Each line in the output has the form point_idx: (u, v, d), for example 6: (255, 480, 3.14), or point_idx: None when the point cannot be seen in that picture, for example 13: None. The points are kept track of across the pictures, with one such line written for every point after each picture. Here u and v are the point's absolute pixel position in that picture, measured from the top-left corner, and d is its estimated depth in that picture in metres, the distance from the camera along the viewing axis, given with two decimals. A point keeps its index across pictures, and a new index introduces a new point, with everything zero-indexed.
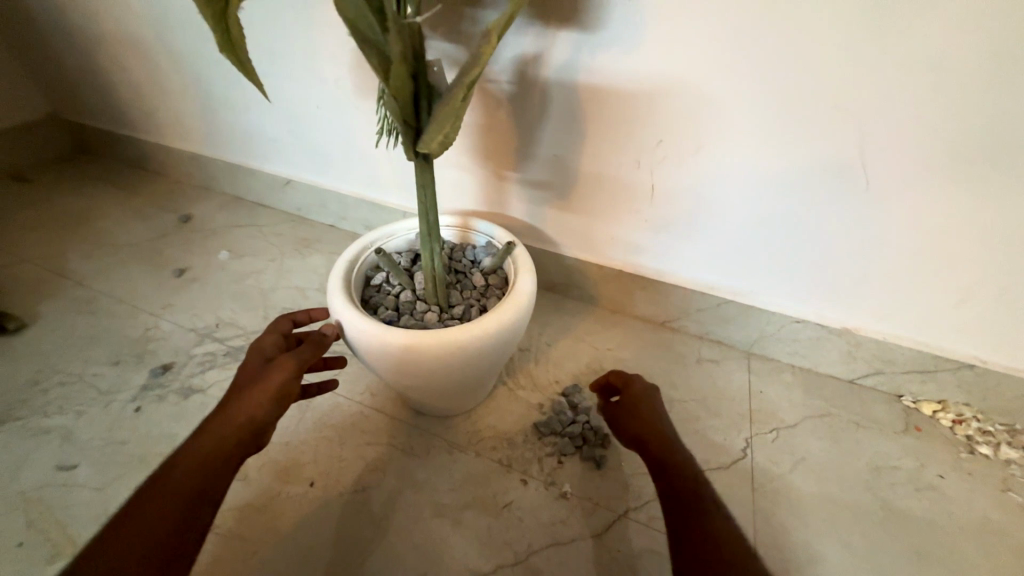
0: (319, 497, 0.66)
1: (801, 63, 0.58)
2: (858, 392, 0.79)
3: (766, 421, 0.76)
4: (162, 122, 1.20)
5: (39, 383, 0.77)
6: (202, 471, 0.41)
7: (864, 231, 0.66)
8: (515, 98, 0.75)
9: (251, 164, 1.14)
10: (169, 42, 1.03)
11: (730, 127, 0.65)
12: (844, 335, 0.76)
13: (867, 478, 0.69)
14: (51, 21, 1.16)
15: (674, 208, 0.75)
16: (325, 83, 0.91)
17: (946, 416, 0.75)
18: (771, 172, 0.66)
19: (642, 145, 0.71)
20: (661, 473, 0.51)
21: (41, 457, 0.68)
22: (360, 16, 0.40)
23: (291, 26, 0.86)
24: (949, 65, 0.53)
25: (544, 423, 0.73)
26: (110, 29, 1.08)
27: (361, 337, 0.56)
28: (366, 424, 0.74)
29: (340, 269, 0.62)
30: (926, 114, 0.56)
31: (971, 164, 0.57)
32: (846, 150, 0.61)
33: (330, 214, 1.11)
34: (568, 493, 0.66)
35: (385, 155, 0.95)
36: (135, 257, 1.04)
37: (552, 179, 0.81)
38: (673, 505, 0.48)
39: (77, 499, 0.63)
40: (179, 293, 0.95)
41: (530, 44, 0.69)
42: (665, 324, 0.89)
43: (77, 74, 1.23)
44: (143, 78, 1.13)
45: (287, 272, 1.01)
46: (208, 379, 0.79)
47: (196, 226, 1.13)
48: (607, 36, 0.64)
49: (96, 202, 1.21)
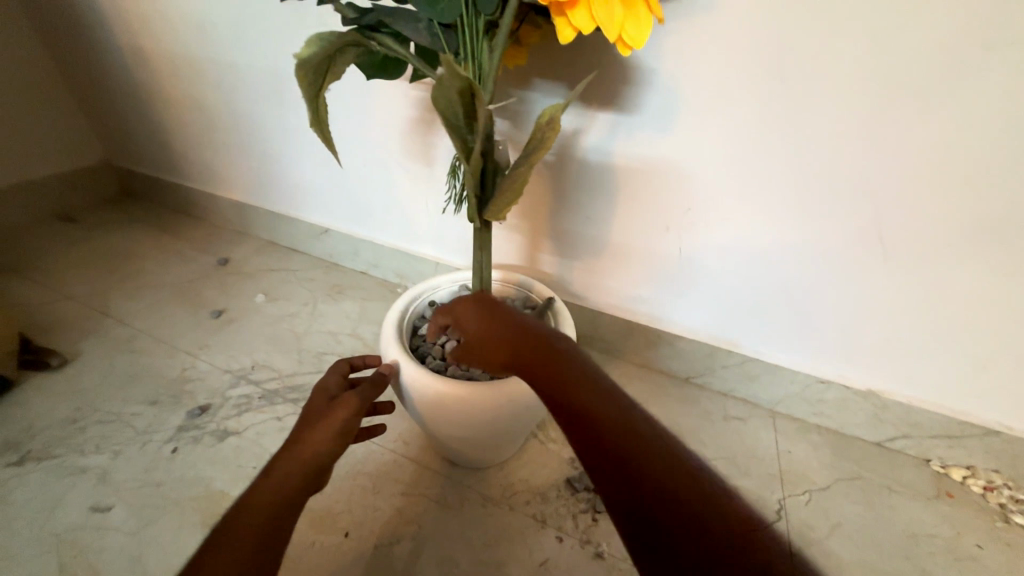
0: (353, 548, 0.65)
1: (821, 148, 0.64)
2: (886, 455, 0.80)
3: (797, 482, 0.76)
4: (210, 172, 1.28)
5: (78, 422, 0.79)
6: (272, 507, 0.43)
7: (884, 297, 0.70)
8: (554, 167, 0.82)
9: (291, 213, 1.21)
10: (229, 103, 1.12)
11: (755, 199, 0.71)
12: (869, 397, 0.78)
13: (905, 545, 0.69)
14: (119, 81, 1.26)
15: (699, 270, 0.80)
16: (374, 145, 0.99)
17: (977, 483, 0.75)
18: (794, 240, 0.71)
19: (671, 212, 0.77)
20: (573, 423, 0.44)
21: (76, 498, 0.68)
22: (451, 109, 0.45)
23: (349, 96, 0.96)
24: (955, 156, 0.59)
25: (577, 478, 0.73)
26: (174, 89, 1.18)
27: (414, 386, 0.59)
28: (400, 473, 0.74)
29: (392, 319, 0.65)
30: (937, 195, 0.62)
31: (983, 242, 0.62)
32: (863, 225, 0.67)
33: (363, 261, 1.16)
34: (603, 552, 0.65)
35: (423, 210, 1.01)
36: (175, 298, 1.08)
37: (584, 239, 0.86)
38: (607, 458, 0.41)
39: (111, 543, 0.63)
40: (215, 334, 0.98)
41: (572, 122, 0.77)
42: (690, 380, 0.91)
43: (136, 126, 1.33)
44: (199, 133, 1.22)
45: (321, 316, 1.04)
46: (243, 422, 0.80)
47: (233, 269, 1.18)
48: (641, 118, 0.72)
49: (138, 243, 1.27)
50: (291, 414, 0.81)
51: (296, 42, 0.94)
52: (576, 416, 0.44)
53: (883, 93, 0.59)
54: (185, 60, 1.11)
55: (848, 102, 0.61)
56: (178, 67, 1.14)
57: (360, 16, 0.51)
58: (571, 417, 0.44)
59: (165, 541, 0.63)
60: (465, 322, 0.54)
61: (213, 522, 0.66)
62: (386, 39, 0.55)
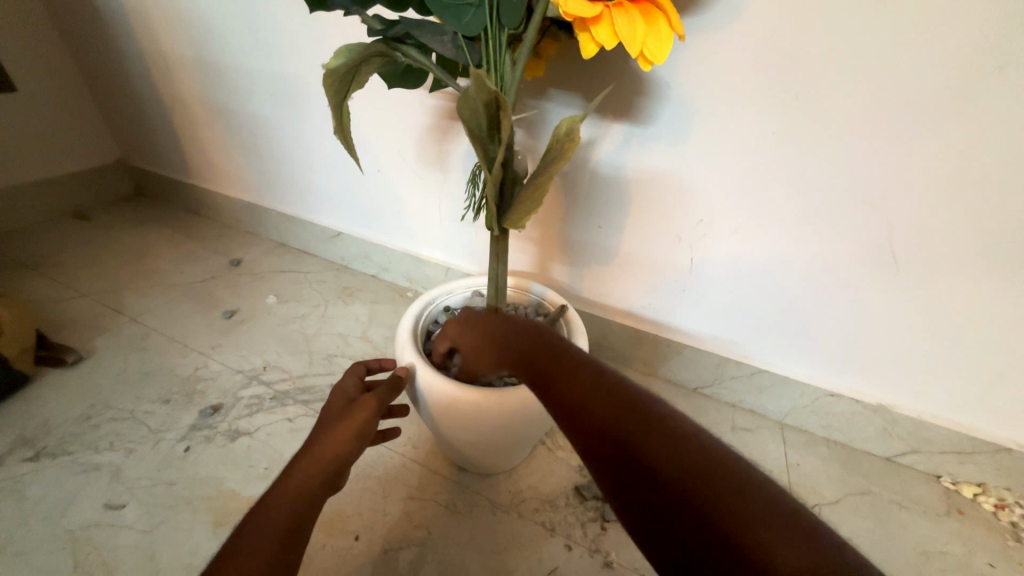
0: (363, 552, 0.65)
1: (835, 162, 0.65)
2: (896, 470, 0.80)
3: (806, 495, 0.76)
4: (224, 173, 1.29)
5: (92, 419, 0.80)
6: (295, 507, 0.44)
7: (894, 312, 0.70)
8: (568, 176, 0.83)
9: (303, 215, 1.22)
10: (244, 106, 1.13)
11: (767, 212, 0.72)
12: (879, 411, 0.78)
13: (916, 562, 0.68)
14: (137, 82, 1.28)
15: (710, 281, 0.81)
16: (387, 150, 1.00)
17: (987, 500, 0.75)
18: (806, 252, 0.72)
19: (683, 223, 0.78)
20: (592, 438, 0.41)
21: (91, 495, 0.69)
22: (475, 118, 0.46)
23: (365, 103, 0.97)
24: (971, 172, 0.59)
25: (586, 486, 0.74)
26: (191, 91, 1.20)
27: (428, 390, 0.60)
28: (409, 477, 0.74)
29: (407, 323, 0.66)
30: (952, 212, 0.62)
31: (997, 258, 0.62)
32: (876, 239, 0.67)
33: (373, 265, 1.18)
34: (613, 561, 0.65)
35: (435, 216, 1.02)
36: (188, 297, 1.09)
37: (595, 247, 0.87)
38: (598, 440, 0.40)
39: (123, 541, 0.64)
40: (227, 334, 0.99)
41: (586, 131, 0.77)
42: (698, 390, 0.92)
43: (152, 127, 1.35)
44: (215, 135, 1.24)
45: (331, 319, 1.05)
46: (254, 422, 0.80)
47: (245, 269, 1.19)
48: (655, 130, 0.73)
49: (152, 242, 1.29)
50: (302, 415, 0.81)
51: (314, 49, 0.96)
52: (591, 425, 0.41)
53: (898, 109, 0.59)
54: (202, 63, 1.13)
55: (863, 118, 0.61)
56: (195, 70, 1.16)
57: (387, 28, 0.52)
58: (587, 429, 0.41)
59: (177, 540, 0.64)
60: (461, 339, 0.56)
61: (225, 522, 0.66)
62: (411, 51, 0.56)
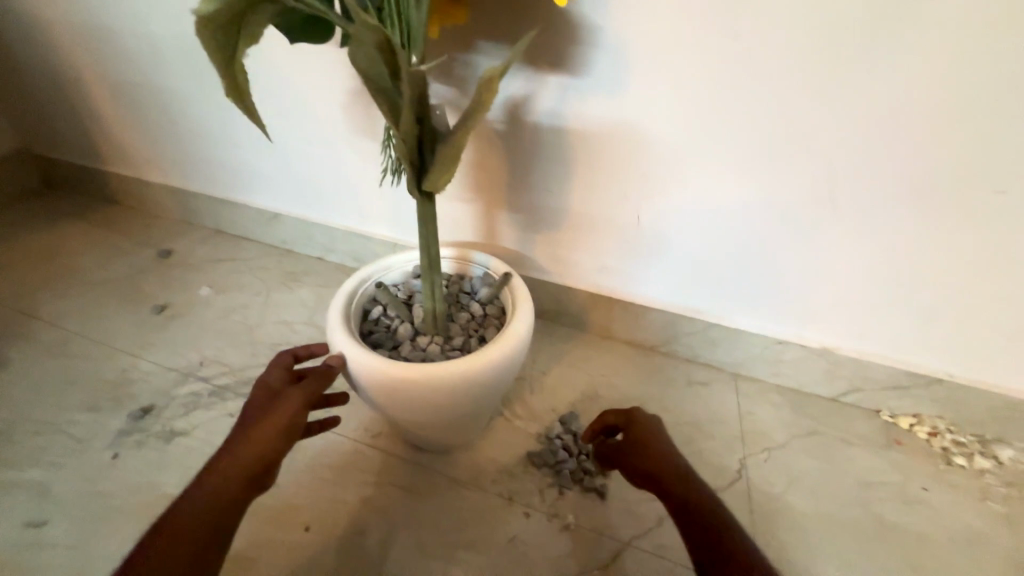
0: (315, 542, 0.63)
1: (770, 105, 0.63)
2: (841, 410, 0.83)
3: (758, 441, 0.77)
4: (142, 157, 1.17)
5: (5, 433, 0.73)
6: (212, 510, 0.43)
7: (836, 255, 0.71)
8: (506, 136, 0.78)
9: (235, 197, 1.13)
10: (152, 78, 1.02)
11: (709, 161, 0.70)
12: (824, 354, 0.80)
13: (858, 493, 0.72)
14: (26, 56, 1.13)
15: (661, 236, 0.79)
16: (314, 119, 0.92)
17: (922, 430, 0.79)
18: (747, 200, 0.71)
19: (628, 179, 0.75)
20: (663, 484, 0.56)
21: (8, 515, 0.64)
22: (373, 66, 0.41)
23: (284, 68, 0.88)
24: (899, 109, 0.59)
25: (536, 453, 0.73)
26: (88, 64, 1.07)
27: (363, 372, 0.56)
28: (361, 461, 0.72)
29: (340, 302, 0.63)
30: (888, 149, 0.61)
31: (930, 196, 0.63)
32: (816, 183, 0.66)
33: (316, 246, 1.10)
34: (572, 524, 0.66)
35: (375, 189, 0.96)
36: (111, 294, 1.00)
37: (542, 211, 0.84)
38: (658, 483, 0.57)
39: (49, 559, 0.60)
40: (157, 330, 0.91)
41: (520, 86, 0.73)
42: (655, 348, 0.91)
43: (50, 108, 1.20)
44: (125, 114, 1.11)
45: (274, 306, 0.98)
46: (191, 421, 0.75)
47: (176, 260, 1.10)
48: (591, 80, 0.69)
49: (66, 239, 1.17)
50: None
51: None
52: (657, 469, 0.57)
53: (828, 47, 0.58)
54: (96, 29, 1.00)
55: (793, 59, 0.59)
56: (89, 39, 1.02)
57: None
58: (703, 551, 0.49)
59: (110, 551, 0.60)
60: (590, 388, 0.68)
61: None
62: None
